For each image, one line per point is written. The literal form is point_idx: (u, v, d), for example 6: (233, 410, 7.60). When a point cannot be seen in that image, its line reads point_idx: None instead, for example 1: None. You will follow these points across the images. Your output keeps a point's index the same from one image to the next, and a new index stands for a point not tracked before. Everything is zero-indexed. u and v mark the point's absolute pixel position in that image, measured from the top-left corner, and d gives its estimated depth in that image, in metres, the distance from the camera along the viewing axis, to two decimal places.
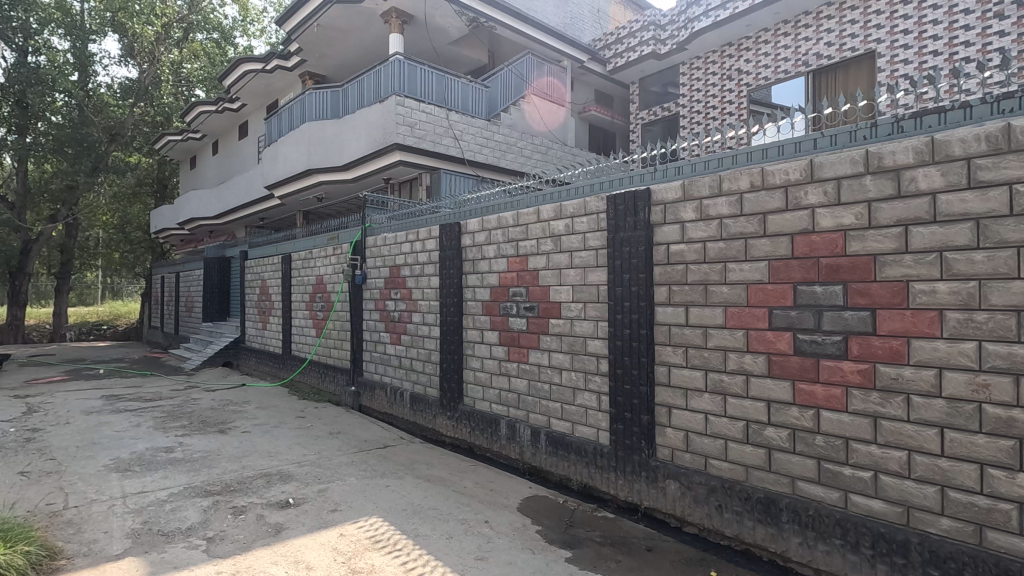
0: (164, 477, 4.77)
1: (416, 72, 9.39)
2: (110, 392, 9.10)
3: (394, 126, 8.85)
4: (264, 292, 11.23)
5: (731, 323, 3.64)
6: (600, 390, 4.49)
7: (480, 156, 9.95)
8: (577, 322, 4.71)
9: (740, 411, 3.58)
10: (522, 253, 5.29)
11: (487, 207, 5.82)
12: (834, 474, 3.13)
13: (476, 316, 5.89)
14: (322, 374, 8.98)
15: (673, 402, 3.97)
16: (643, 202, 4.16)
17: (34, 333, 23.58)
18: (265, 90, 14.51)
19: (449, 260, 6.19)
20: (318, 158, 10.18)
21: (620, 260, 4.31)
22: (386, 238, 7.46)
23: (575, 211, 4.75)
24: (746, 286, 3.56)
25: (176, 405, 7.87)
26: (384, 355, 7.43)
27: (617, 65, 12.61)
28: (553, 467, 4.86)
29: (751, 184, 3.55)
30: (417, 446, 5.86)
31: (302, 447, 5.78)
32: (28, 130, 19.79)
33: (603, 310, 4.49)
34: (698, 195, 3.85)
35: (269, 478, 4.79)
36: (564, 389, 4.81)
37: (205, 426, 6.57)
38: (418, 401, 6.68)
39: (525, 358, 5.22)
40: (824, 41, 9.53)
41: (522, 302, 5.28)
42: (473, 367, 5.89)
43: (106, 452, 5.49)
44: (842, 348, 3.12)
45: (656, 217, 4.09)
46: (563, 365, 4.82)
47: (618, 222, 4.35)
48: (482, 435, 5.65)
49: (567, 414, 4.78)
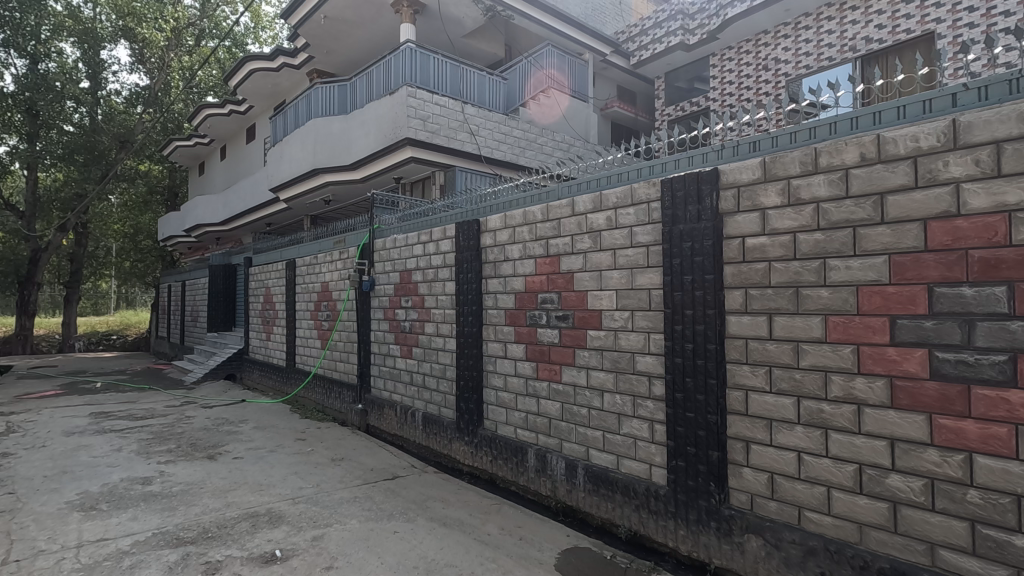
0: (133, 519, 4.02)
1: (429, 62, 8.67)
2: (101, 408, 8.43)
3: (405, 119, 8.14)
4: (267, 301, 10.58)
5: (834, 336, 2.82)
6: (653, 416, 3.69)
7: (498, 152, 9.26)
8: (622, 334, 3.91)
9: (850, 451, 2.75)
10: (552, 253, 4.51)
11: (512, 201, 5.08)
12: (999, 545, 2.30)
13: (497, 326, 5.11)
14: (326, 390, 8.25)
15: (752, 435, 3.15)
16: (710, 186, 3.37)
17: (43, 343, 23.24)
18: (272, 90, 13.95)
19: (467, 262, 5.44)
20: (324, 157, 9.53)
21: (679, 258, 3.51)
22: (396, 240, 6.74)
23: (620, 200, 3.96)
24: (855, 288, 2.75)
25: (166, 424, 7.16)
26: (394, 370, 6.67)
27: (642, 58, 11.88)
28: (594, 509, 4.06)
29: (861, 157, 2.74)
30: (431, 477, 5.08)
31: (299, 478, 5.01)
32: (38, 138, 19.44)
33: (655, 320, 3.70)
34: (786, 173, 3.04)
35: (255, 520, 4.03)
36: (606, 415, 4.01)
37: (193, 451, 5.84)
38: (432, 423, 5.91)
39: (557, 377, 4.44)
40: (874, 23, 8.69)
41: (552, 310, 4.50)
42: (495, 386, 5.10)
43: (73, 485, 4.76)
44: (1008, 372, 2.28)
45: (726, 202, 3.31)
46: (605, 387, 4.02)
47: (675, 212, 3.55)
48: (507, 465, 4.86)
49: (610, 446, 3.98)
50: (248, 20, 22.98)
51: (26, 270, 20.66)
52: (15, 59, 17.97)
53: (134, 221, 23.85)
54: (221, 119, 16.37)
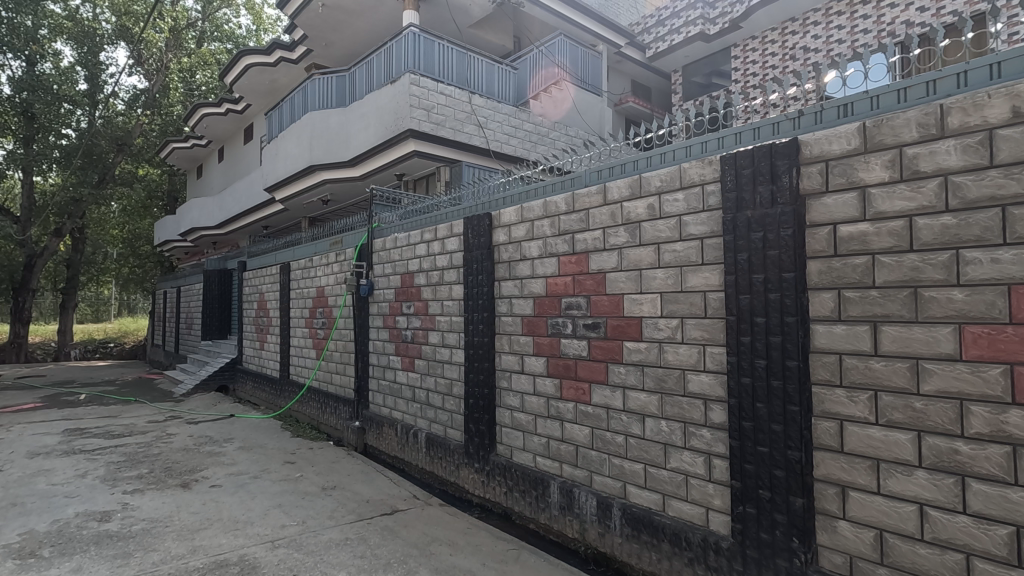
0: (75, 571, 3.33)
1: (434, 48, 8.02)
2: (77, 425, 7.74)
3: (408, 109, 7.49)
4: (262, 308, 9.92)
5: (972, 354, 2.11)
6: (711, 449, 2.99)
7: (508, 147, 8.66)
8: (669, 347, 3.22)
9: (1002, 508, 2.04)
10: (579, 250, 3.83)
11: (530, 191, 4.41)
12: None
13: (512, 336, 4.43)
14: (321, 405, 7.55)
15: (850, 478, 2.44)
16: (786, 161, 2.67)
17: (38, 352, 22.66)
18: (269, 87, 13.36)
19: (477, 263, 4.77)
20: (322, 153, 8.90)
21: (747, 252, 2.80)
22: (397, 240, 6.07)
23: (665, 184, 3.28)
24: (1008, 290, 2.04)
25: (142, 444, 6.47)
26: (394, 384, 5.99)
27: (658, 50, 11.33)
28: (634, 558, 3.35)
29: (1013, 113, 2.04)
30: (435, 511, 4.38)
31: (283, 514, 4.30)
32: (35, 141, 18.68)
33: (714, 330, 2.99)
34: (897, 139, 2.35)
35: (223, 572, 3.33)
36: (649, 445, 3.31)
37: (167, 478, 5.14)
38: (436, 445, 5.22)
39: (586, 397, 3.74)
40: (916, 5, 7.86)
41: (579, 317, 3.82)
42: (510, 406, 4.41)
43: (16, 524, 4.06)
44: None
45: (811, 180, 2.61)
46: (648, 411, 3.33)
47: (740, 195, 2.85)
48: (525, 499, 4.16)
49: (654, 483, 3.28)
50: (249, 21, 22.58)
51: (20, 276, 20.00)
52: (11, 59, 17.42)
53: (133, 227, 23.37)
54: (218, 119, 15.81)
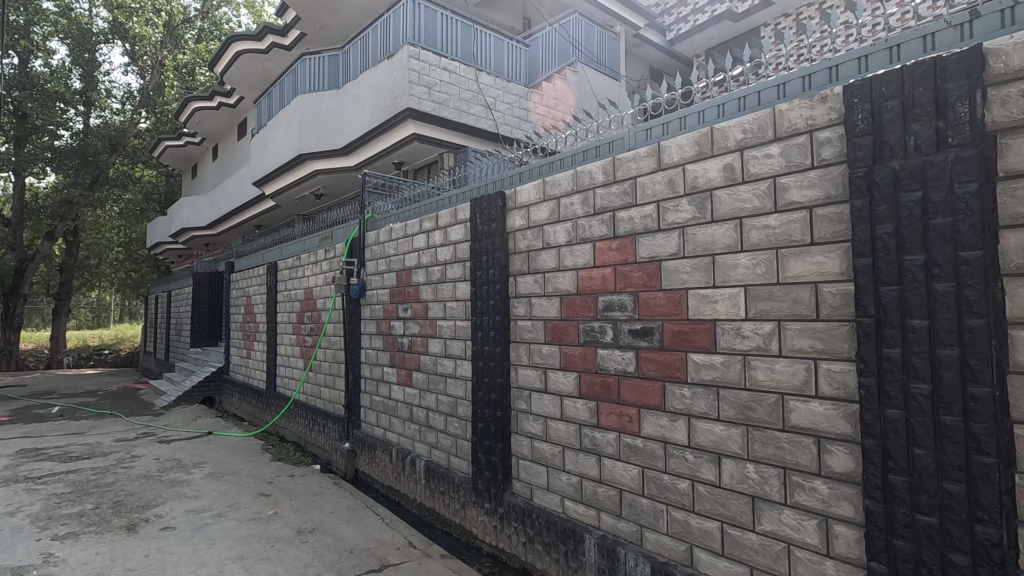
0: None
1: (437, 18, 7.17)
2: (35, 445, 6.82)
3: (405, 85, 6.64)
4: (249, 313, 9.04)
5: None
6: (829, 509, 2.07)
7: (517, 133, 7.82)
8: (759, 363, 2.30)
9: None
10: (623, 234, 2.92)
11: (552, 164, 3.52)
12: None
13: (532, 346, 3.52)
14: (308, 422, 6.66)
15: None
16: (963, 82, 1.76)
17: (30, 360, 21.77)
18: (262, 77, 12.54)
19: (487, 254, 3.86)
20: (312, 140, 8.08)
21: (894, 222, 1.88)
22: (392, 231, 5.19)
23: (751, 136, 2.37)
24: None
25: (98, 471, 5.56)
26: (389, 401, 5.09)
27: (680, 30, 10.65)
28: None
29: None
30: (436, 566, 3.47)
31: (243, 571, 3.38)
32: (26, 142, 17.77)
33: (836, 339, 2.06)
34: None
35: None
36: (728, 498, 2.40)
37: (112, 518, 4.24)
38: (437, 476, 4.31)
39: (635, 426, 2.82)
40: None
41: (624, 321, 2.91)
42: (529, 433, 3.50)
43: None
44: None
45: (1008, 106, 1.69)
46: (727, 450, 2.41)
47: (880, 138, 1.93)
48: (551, 554, 3.24)
49: (739, 551, 2.36)
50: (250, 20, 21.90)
51: (11, 281, 19.10)
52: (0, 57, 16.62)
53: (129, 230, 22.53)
54: (211, 114, 14.99)
